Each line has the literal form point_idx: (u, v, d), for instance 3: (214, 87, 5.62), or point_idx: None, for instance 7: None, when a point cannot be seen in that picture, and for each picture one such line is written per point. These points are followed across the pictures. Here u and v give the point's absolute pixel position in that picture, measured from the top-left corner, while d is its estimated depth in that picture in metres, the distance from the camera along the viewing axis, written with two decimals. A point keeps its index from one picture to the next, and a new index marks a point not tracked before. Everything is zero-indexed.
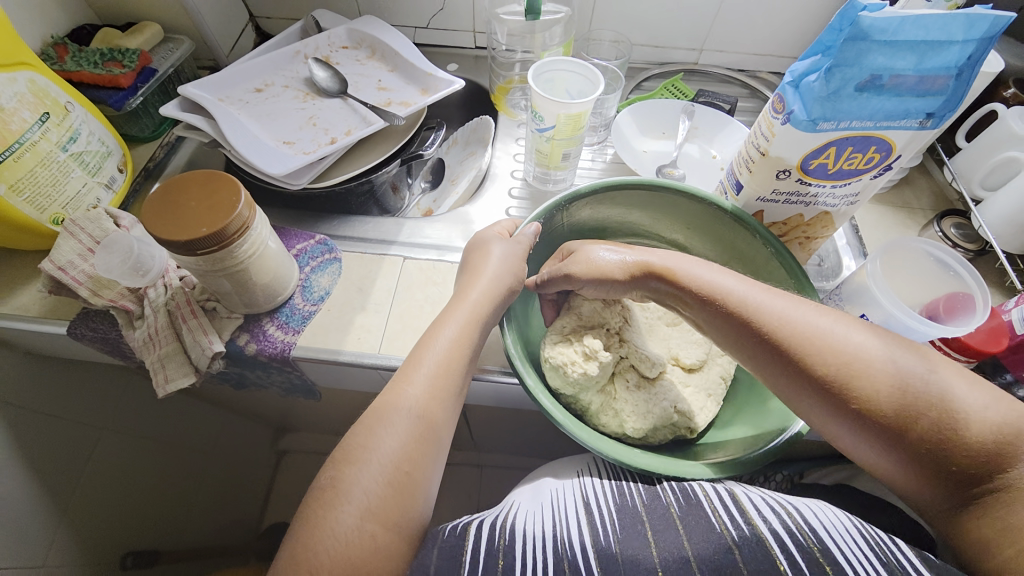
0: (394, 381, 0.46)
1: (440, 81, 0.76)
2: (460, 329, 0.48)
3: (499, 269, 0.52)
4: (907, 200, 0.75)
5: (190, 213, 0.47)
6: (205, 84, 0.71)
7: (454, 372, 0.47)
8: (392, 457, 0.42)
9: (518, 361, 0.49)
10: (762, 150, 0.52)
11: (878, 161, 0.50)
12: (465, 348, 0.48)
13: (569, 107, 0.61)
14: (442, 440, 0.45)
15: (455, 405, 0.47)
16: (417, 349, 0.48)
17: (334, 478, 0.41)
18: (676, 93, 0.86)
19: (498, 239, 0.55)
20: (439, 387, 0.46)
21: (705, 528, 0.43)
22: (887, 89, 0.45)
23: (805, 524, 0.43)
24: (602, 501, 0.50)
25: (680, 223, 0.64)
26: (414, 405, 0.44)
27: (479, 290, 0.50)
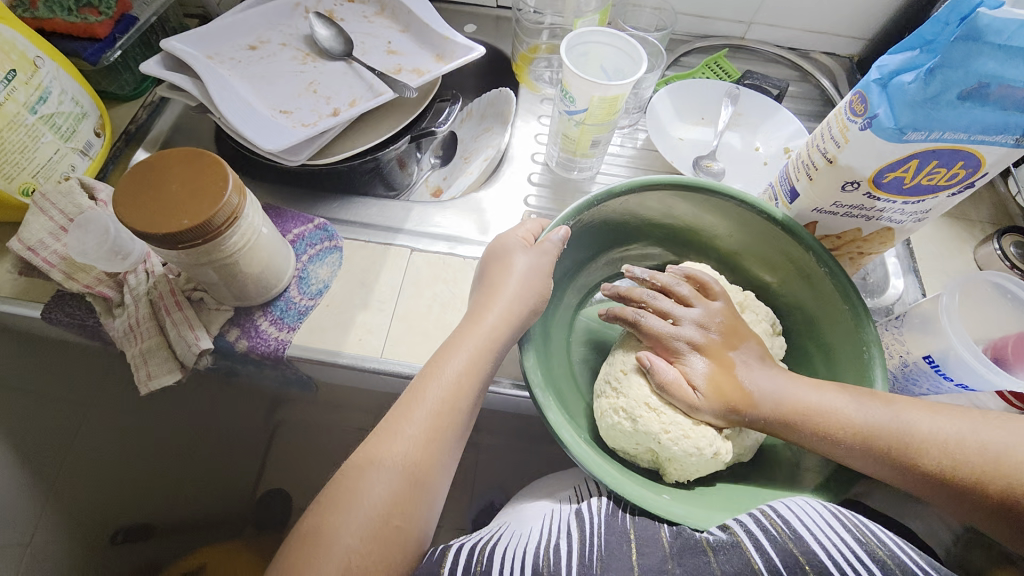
0: (391, 419, 0.42)
1: (459, 47, 0.67)
2: (470, 358, 0.44)
3: (520, 289, 0.47)
4: (965, 210, 0.68)
5: (170, 200, 0.41)
6: (191, 38, 0.62)
7: (458, 410, 0.42)
8: (378, 507, 0.38)
9: (540, 390, 0.44)
10: (830, 156, 0.45)
11: (961, 178, 0.43)
12: (475, 380, 0.44)
13: (606, 89, 0.53)
14: (442, 482, 0.42)
15: (457, 444, 0.43)
16: (421, 378, 0.44)
17: (315, 526, 0.38)
18: (719, 72, 0.77)
19: (522, 248, 0.50)
20: (438, 430, 0.41)
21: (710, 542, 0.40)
22: (992, 101, 0.37)
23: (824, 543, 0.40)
24: (595, 516, 0.45)
25: (721, 231, 0.58)
26: (406, 453, 0.40)
27: (495, 314, 0.45)
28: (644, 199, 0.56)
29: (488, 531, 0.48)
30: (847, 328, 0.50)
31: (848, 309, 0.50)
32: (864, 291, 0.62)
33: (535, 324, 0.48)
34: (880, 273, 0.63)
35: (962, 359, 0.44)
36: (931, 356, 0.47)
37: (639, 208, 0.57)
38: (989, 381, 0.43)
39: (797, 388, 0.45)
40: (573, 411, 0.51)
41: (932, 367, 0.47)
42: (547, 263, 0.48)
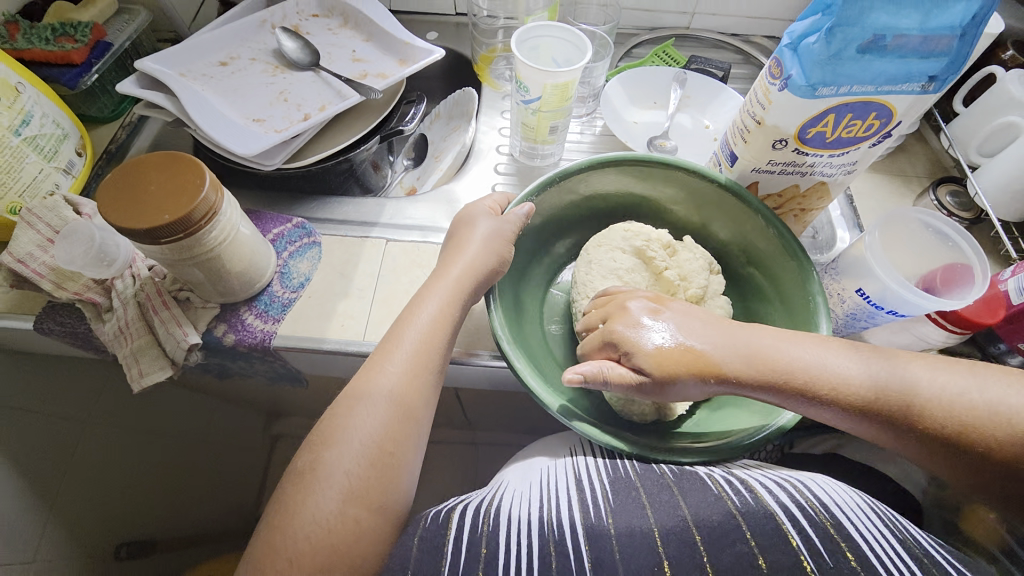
0: (373, 360, 0.45)
1: (419, 50, 0.72)
2: (440, 307, 0.47)
3: (481, 249, 0.50)
4: (902, 168, 0.73)
5: (150, 198, 0.44)
6: (164, 58, 0.66)
7: (433, 352, 0.45)
8: (373, 436, 0.41)
9: (507, 345, 0.48)
10: (758, 118, 0.50)
11: (877, 128, 0.48)
12: (446, 330, 0.47)
13: (555, 76, 0.57)
14: (427, 412, 0.44)
15: (438, 380, 0.46)
16: (398, 323, 0.47)
17: (311, 461, 0.40)
18: (667, 60, 0.83)
19: (486, 215, 0.53)
20: (418, 367, 0.44)
21: (706, 495, 0.42)
22: (890, 51, 0.42)
23: (815, 499, 0.42)
24: (594, 476, 0.47)
25: (679, 203, 0.62)
26: (393, 386, 0.43)
27: (460, 266, 0.49)
28: (598, 178, 0.60)
29: (485, 492, 0.50)
30: (795, 280, 0.54)
31: (793, 262, 0.54)
32: (814, 248, 0.66)
33: (498, 285, 0.53)
34: (827, 230, 0.67)
35: (895, 290, 0.48)
36: (863, 288, 0.51)
37: (596, 187, 0.61)
38: (922, 307, 0.47)
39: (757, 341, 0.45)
40: (552, 378, 0.54)
41: (865, 299, 0.51)
42: (509, 230, 0.51)
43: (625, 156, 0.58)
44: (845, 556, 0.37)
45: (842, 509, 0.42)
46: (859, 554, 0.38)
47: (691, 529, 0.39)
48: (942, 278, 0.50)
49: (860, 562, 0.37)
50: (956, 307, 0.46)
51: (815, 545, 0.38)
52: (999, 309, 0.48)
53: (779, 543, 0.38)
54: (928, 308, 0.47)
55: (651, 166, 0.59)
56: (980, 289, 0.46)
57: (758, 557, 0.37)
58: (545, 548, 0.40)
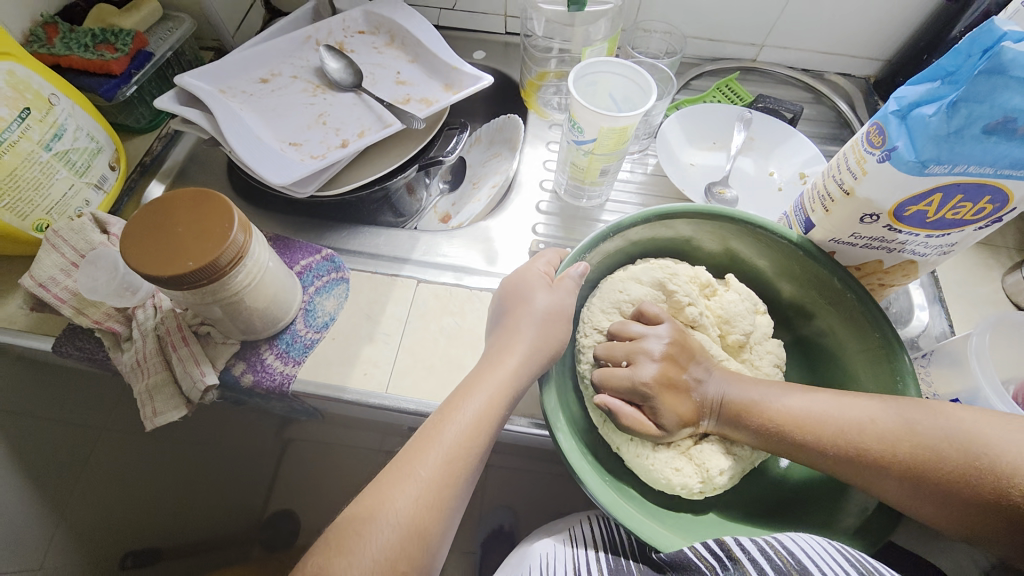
0: (404, 457, 0.39)
1: (466, 76, 0.67)
2: (488, 403, 0.42)
3: (537, 334, 0.45)
4: (992, 237, 0.65)
5: (175, 243, 0.41)
6: (205, 73, 0.64)
7: (474, 456, 0.40)
8: (387, 551, 0.35)
9: (562, 436, 0.42)
10: (846, 187, 0.44)
11: (988, 213, 0.41)
12: (489, 431, 0.41)
13: (614, 120, 0.52)
14: (450, 525, 0.39)
15: (468, 489, 0.40)
16: (440, 413, 0.42)
17: (320, 573, 0.35)
18: (730, 96, 0.76)
19: (542, 285, 0.48)
20: (452, 471, 0.39)
21: (686, 571, 0.38)
22: (1020, 135, 0.35)
23: (784, 552, 0.38)
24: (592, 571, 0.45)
25: (745, 255, 0.56)
26: (418, 494, 0.37)
27: (518, 358, 0.44)
28: (661, 228, 0.54)
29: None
30: (880, 357, 0.48)
31: (878, 336, 0.48)
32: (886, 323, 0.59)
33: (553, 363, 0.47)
34: (903, 303, 0.60)
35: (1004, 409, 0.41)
36: (959, 396, 0.45)
37: (657, 236, 0.56)
38: None
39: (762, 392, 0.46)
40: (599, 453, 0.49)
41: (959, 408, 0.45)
42: (567, 303, 0.48)
43: (685, 206, 0.53)
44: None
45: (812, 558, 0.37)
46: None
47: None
48: None
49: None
50: None
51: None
52: None
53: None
54: None
55: (715, 219, 0.53)
56: None
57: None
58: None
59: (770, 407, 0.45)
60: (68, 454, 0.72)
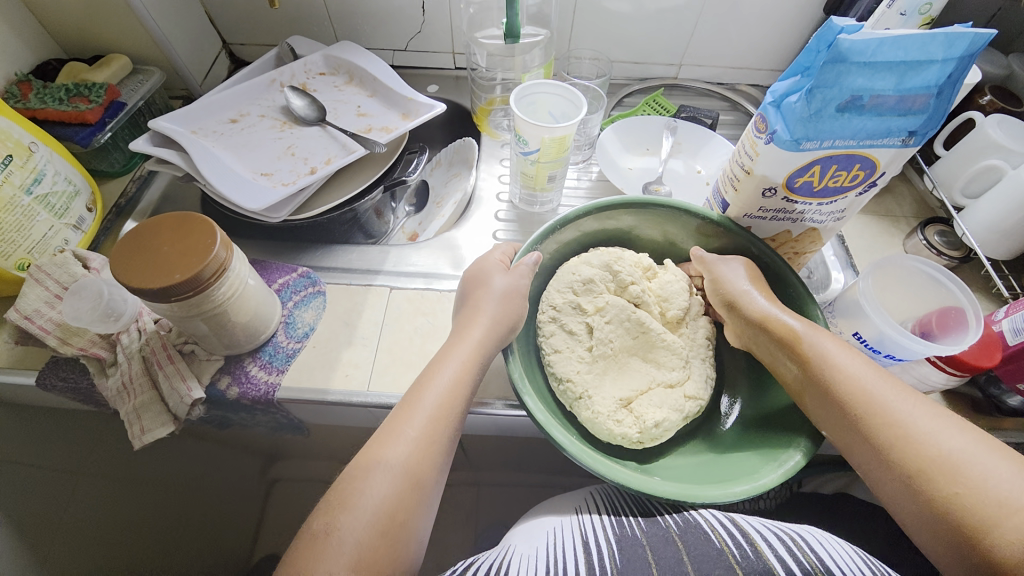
0: (389, 426, 0.45)
1: (422, 105, 0.75)
2: (460, 369, 0.47)
3: (499, 309, 0.51)
4: (890, 209, 0.75)
5: (162, 258, 0.45)
6: (176, 117, 0.69)
7: (453, 415, 0.46)
8: (384, 502, 0.41)
9: (528, 398, 0.47)
10: (747, 168, 0.52)
11: (862, 179, 0.50)
12: (462, 394, 0.47)
13: (552, 131, 0.60)
14: (440, 476, 0.44)
15: (451, 444, 0.46)
16: (418, 384, 0.47)
17: (328, 525, 0.40)
18: (658, 108, 0.86)
19: (498, 269, 0.55)
20: (436, 430, 0.44)
21: (707, 548, 0.42)
22: (868, 110, 0.44)
23: (809, 550, 0.41)
24: (601, 537, 0.47)
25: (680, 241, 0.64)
26: (407, 454, 0.43)
27: (482, 328, 0.50)
28: (608, 219, 0.62)
29: (491, 558, 0.49)
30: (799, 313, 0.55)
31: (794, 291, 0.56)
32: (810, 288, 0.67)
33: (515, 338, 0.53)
34: (821, 270, 0.69)
35: (890, 335, 0.49)
36: (860, 332, 0.52)
37: (607, 227, 0.63)
38: (917, 351, 0.48)
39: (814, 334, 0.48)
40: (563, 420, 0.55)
41: (862, 342, 0.52)
42: (523, 284, 0.53)
43: (628, 199, 0.60)
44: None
45: (835, 559, 0.41)
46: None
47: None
48: (937, 321, 0.50)
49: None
50: (951, 352, 0.46)
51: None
52: (995, 351, 0.48)
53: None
54: (922, 352, 0.47)
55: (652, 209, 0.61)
56: (973, 334, 0.47)
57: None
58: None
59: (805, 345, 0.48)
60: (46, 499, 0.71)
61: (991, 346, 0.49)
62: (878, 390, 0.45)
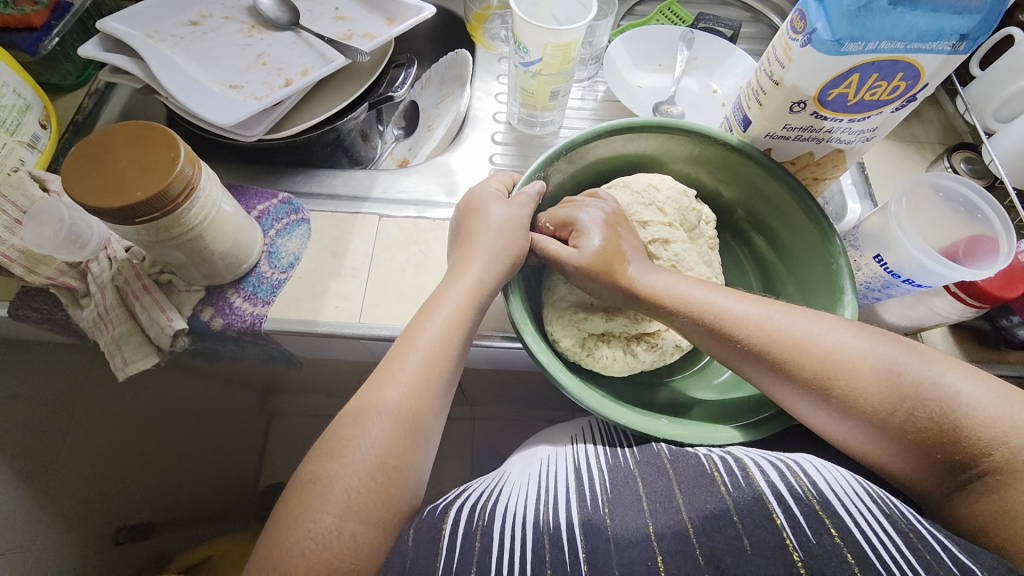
0: (382, 369, 0.44)
1: (408, 7, 0.66)
2: (457, 309, 0.46)
3: (495, 240, 0.49)
4: (916, 134, 0.70)
5: (121, 175, 0.40)
6: (127, 17, 0.60)
7: (448, 357, 0.45)
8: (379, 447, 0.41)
9: (528, 337, 0.45)
10: (776, 78, 0.46)
11: (902, 91, 0.45)
12: (457, 338, 0.45)
13: (558, 35, 0.53)
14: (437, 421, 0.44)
15: (448, 386, 0.45)
16: (411, 329, 0.46)
17: (313, 473, 0.40)
18: (672, 18, 0.77)
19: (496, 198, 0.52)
20: (431, 370, 0.44)
21: (702, 484, 0.40)
22: (923, 3, 0.38)
23: (805, 475, 0.40)
24: (593, 464, 0.47)
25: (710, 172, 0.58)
26: (401, 398, 0.42)
27: (479, 267, 0.48)
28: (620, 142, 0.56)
29: (488, 482, 0.50)
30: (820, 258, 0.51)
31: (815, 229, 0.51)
32: None
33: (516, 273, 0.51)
34: (838, 200, 0.65)
35: (920, 262, 0.45)
36: (882, 255, 0.49)
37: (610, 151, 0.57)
38: (944, 276, 0.45)
39: (744, 307, 0.45)
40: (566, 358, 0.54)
41: (883, 266, 0.49)
42: (523, 212, 0.50)
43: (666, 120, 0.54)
44: (829, 533, 0.35)
45: (830, 482, 0.39)
46: (845, 531, 0.35)
47: (681, 517, 0.38)
48: (964, 247, 0.47)
49: (848, 543, 0.35)
50: (978, 276, 0.43)
51: (798, 521, 0.36)
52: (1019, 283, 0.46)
53: (767, 527, 0.36)
54: (950, 277, 0.44)
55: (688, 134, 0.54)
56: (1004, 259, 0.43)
57: (743, 538, 0.36)
58: (538, 539, 0.38)
59: (692, 299, 0.46)
60: None
61: (1015, 276, 0.47)
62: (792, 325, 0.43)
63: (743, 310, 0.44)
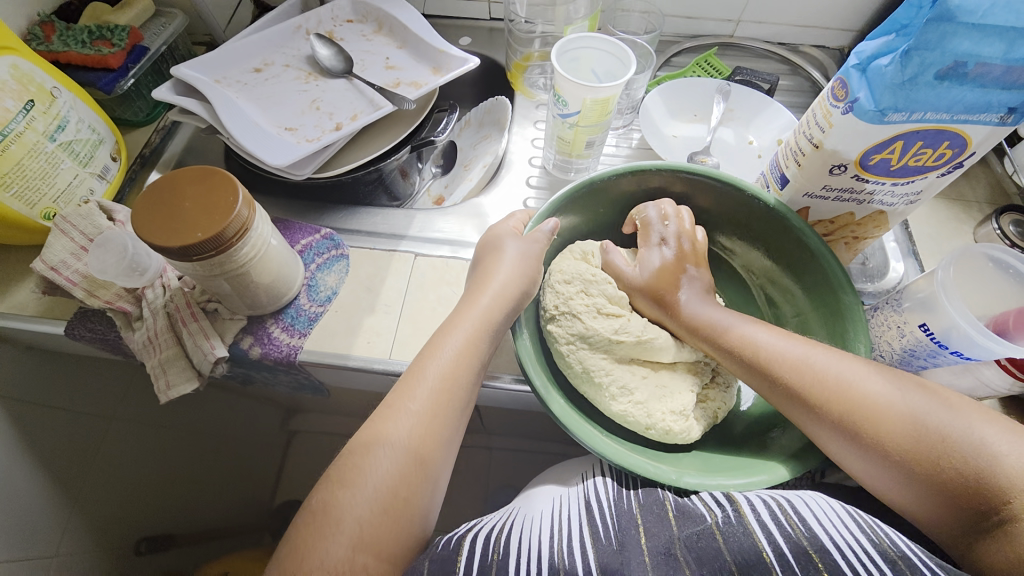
0: (390, 401, 0.44)
1: (453, 59, 0.70)
2: (467, 337, 0.47)
3: (510, 272, 0.50)
4: (962, 192, 0.68)
5: (185, 215, 0.43)
6: (199, 64, 0.65)
7: (456, 387, 0.45)
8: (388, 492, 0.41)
9: (554, 404, 0.44)
10: (816, 141, 0.47)
11: (949, 158, 0.44)
12: (471, 358, 0.47)
13: (596, 91, 0.55)
14: (447, 454, 0.45)
15: (460, 417, 0.46)
16: (421, 356, 0.47)
17: (325, 500, 0.40)
18: (709, 70, 0.78)
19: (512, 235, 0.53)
20: (437, 406, 0.44)
21: (694, 519, 0.40)
22: (970, 79, 0.38)
23: (793, 511, 0.40)
24: (603, 499, 0.46)
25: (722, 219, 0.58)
26: (410, 430, 0.43)
27: (489, 296, 0.48)
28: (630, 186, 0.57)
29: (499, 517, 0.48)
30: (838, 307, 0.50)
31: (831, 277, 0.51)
32: (864, 276, 0.62)
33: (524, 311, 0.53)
34: (879, 257, 0.63)
35: (967, 333, 0.44)
36: (926, 324, 0.47)
37: (618, 197, 0.58)
38: (995, 351, 0.43)
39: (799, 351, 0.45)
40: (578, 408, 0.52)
41: (929, 337, 0.47)
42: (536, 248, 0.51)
43: (666, 163, 0.56)
44: (816, 567, 0.35)
45: (819, 519, 0.39)
46: (829, 560, 0.35)
47: (674, 544, 0.39)
48: (1015, 320, 0.44)
49: (831, 570, 0.34)
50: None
51: (784, 551, 0.36)
52: None
53: (754, 562, 0.36)
54: (1000, 353, 0.43)
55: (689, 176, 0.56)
56: None
57: (732, 568, 0.36)
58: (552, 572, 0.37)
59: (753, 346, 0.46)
60: (74, 444, 0.74)
61: None
62: (846, 374, 0.42)
63: (825, 373, 0.43)
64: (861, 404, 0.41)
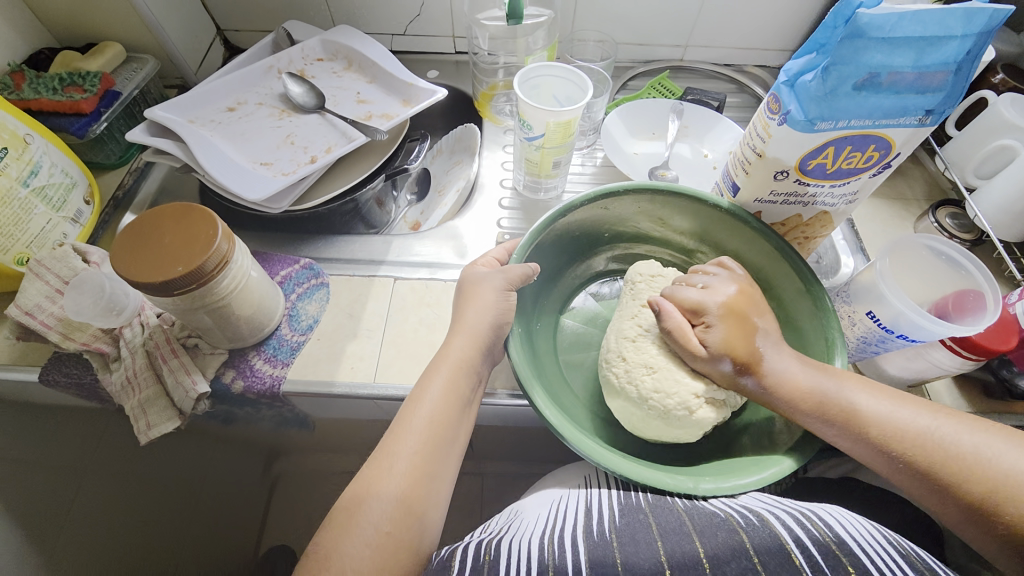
0: (377, 456, 0.45)
1: (422, 91, 0.73)
2: (448, 380, 0.48)
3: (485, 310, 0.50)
4: (901, 191, 0.74)
5: (165, 251, 0.44)
6: (171, 106, 0.67)
7: (444, 433, 0.46)
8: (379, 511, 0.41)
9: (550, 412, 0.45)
10: (758, 151, 0.51)
11: (877, 160, 0.49)
12: (454, 404, 0.48)
13: (558, 115, 0.58)
14: (439, 499, 0.45)
15: (450, 462, 0.47)
16: (407, 404, 0.48)
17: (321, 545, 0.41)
18: (663, 91, 0.84)
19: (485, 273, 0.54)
20: (423, 462, 0.45)
21: (714, 523, 0.41)
22: (886, 87, 0.43)
23: (822, 521, 0.41)
24: (605, 506, 0.46)
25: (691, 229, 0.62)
26: (400, 487, 0.43)
27: (460, 344, 0.49)
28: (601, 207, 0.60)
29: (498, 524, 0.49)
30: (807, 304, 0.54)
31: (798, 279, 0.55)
32: (820, 273, 0.66)
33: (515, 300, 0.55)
34: (831, 255, 0.68)
35: (910, 317, 0.47)
36: (874, 311, 0.50)
37: (589, 219, 0.61)
38: (936, 333, 0.46)
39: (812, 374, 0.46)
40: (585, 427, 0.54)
41: (876, 323, 0.51)
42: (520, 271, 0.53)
43: (627, 184, 0.58)
44: (846, 571, 0.36)
45: (844, 525, 0.41)
46: (860, 568, 0.37)
47: (694, 544, 0.39)
48: (953, 303, 0.49)
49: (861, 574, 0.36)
50: (970, 333, 0.45)
51: (813, 558, 0.37)
52: (1012, 335, 0.48)
53: (783, 562, 0.37)
54: (943, 334, 0.46)
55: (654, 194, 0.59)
56: (991, 315, 0.46)
57: (758, 567, 0.37)
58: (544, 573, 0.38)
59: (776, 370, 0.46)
60: (48, 498, 0.71)
61: (1008, 328, 0.49)
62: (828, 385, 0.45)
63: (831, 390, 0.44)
64: (873, 419, 0.43)
